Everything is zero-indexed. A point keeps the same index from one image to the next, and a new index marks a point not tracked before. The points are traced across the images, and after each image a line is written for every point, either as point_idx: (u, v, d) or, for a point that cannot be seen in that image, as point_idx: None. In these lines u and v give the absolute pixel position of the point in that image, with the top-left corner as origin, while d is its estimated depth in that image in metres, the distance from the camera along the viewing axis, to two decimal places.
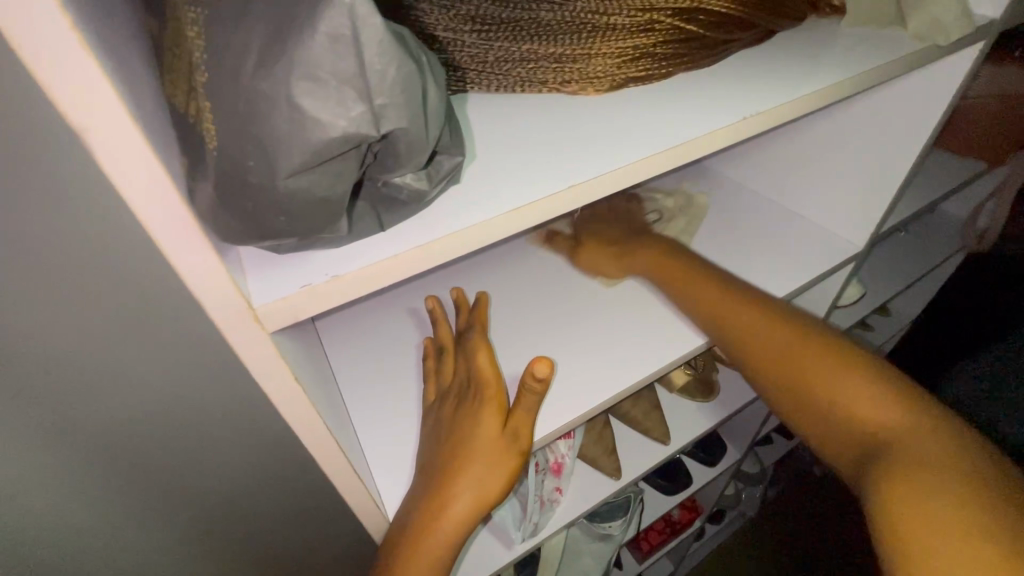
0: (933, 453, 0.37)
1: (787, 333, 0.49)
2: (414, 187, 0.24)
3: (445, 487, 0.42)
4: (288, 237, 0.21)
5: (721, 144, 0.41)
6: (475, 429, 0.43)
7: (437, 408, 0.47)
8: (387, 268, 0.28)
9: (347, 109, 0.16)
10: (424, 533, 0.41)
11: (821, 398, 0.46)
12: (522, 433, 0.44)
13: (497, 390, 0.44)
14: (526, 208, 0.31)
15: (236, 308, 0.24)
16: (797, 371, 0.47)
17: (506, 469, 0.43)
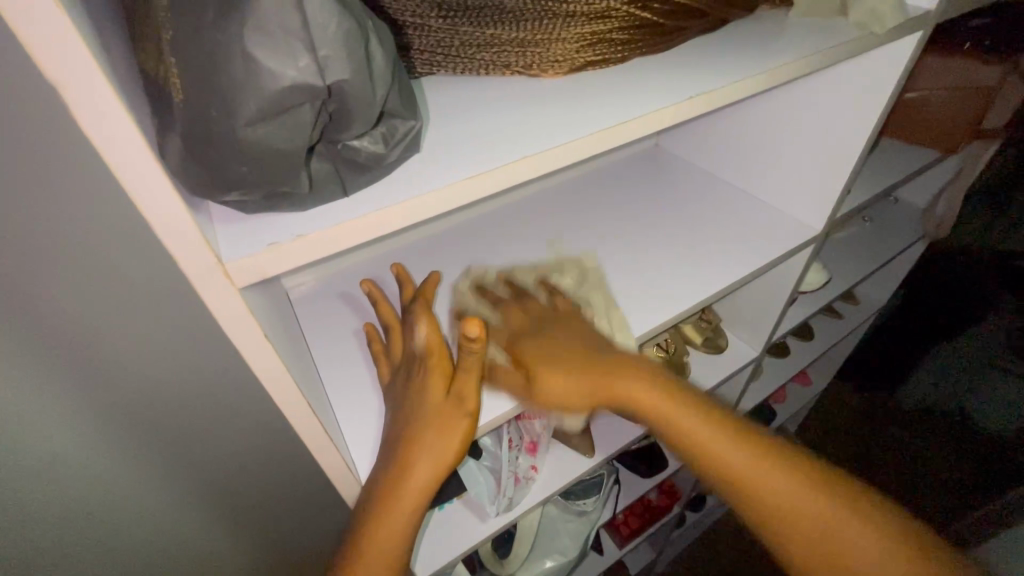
0: (874, 549, 0.40)
1: (708, 426, 0.45)
2: (371, 149, 0.27)
3: (402, 454, 0.43)
4: (250, 189, 0.23)
5: (671, 122, 0.44)
6: (424, 397, 0.45)
7: (392, 383, 0.49)
8: (349, 229, 0.29)
9: (296, 63, 0.19)
10: (388, 497, 0.43)
11: (760, 503, 0.43)
12: (468, 396, 0.45)
13: (440, 357, 0.46)
14: (481, 176, 0.33)
15: (207, 262, 0.26)
16: (740, 487, 0.44)
17: (457, 434, 0.44)
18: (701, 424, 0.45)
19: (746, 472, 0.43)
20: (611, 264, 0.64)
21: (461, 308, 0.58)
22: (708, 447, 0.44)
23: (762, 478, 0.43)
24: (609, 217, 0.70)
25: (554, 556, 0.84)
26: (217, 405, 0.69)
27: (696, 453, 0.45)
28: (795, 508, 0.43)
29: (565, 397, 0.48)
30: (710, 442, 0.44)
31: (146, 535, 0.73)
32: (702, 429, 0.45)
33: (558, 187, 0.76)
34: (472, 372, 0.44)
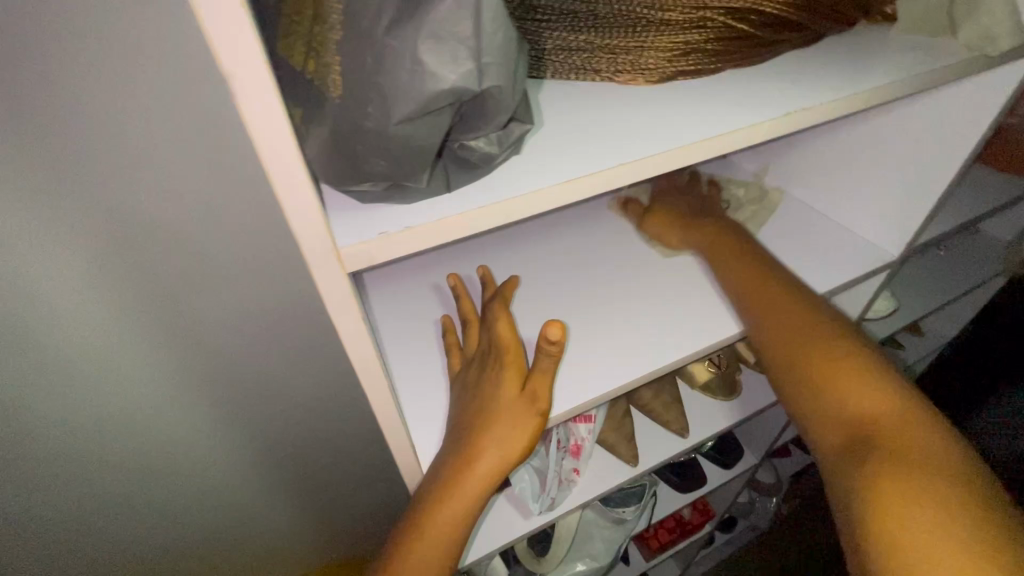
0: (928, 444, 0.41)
1: (810, 326, 0.49)
2: (485, 150, 0.28)
3: (470, 444, 0.45)
4: (377, 182, 0.24)
5: (764, 136, 0.43)
6: (497, 391, 0.46)
7: (462, 375, 0.50)
8: (451, 224, 0.30)
9: (457, 67, 0.20)
10: (450, 485, 0.44)
11: (832, 396, 0.46)
12: (541, 394, 0.46)
13: (517, 355, 0.47)
14: (578, 181, 0.34)
15: (325, 247, 0.28)
16: (811, 360, 0.48)
17: (527, 429, 0.45)
18: (811, 330, 0.49)
19: (796, 329, 0.49)
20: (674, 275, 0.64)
21: (525, 306, 0.59)
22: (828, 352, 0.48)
23: (874, 403, 0.44)
24: (672, 227, 0.70)
25: (584, 560, 0.84)
26: (282, 374, 0.74)
27: (790, 354, 0.49)
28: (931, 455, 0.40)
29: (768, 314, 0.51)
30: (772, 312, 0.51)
31: (208, 475, 0.80)
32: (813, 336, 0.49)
33: (621, 192, 0.76)
34: (548, 371, 0.45)
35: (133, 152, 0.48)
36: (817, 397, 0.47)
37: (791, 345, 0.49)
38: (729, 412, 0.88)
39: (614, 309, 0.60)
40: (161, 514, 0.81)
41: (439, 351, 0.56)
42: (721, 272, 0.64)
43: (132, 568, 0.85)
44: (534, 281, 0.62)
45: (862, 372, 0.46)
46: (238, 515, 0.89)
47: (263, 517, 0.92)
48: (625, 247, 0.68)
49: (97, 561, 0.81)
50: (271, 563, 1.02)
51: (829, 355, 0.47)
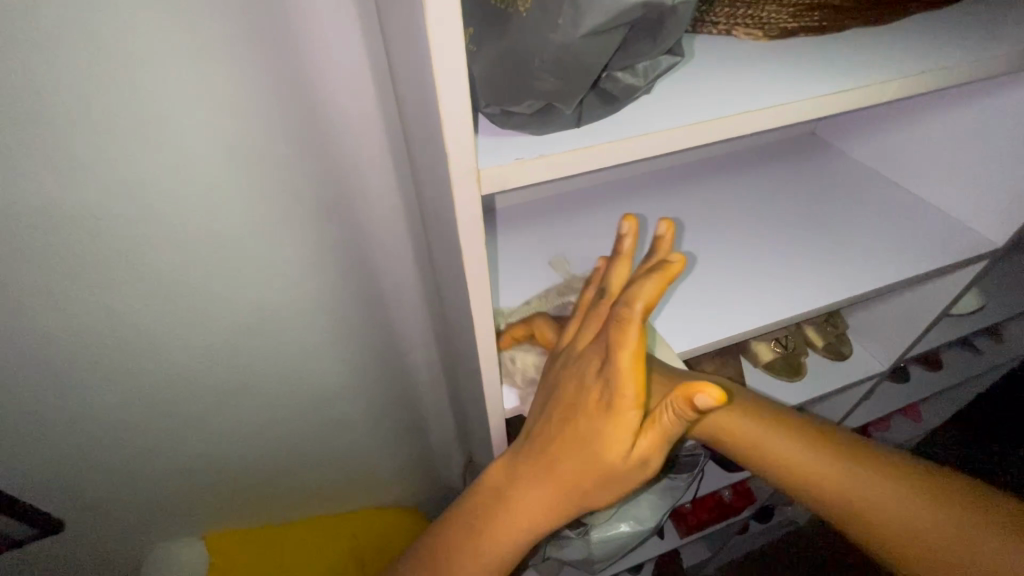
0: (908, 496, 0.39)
1: (765, 432, 0.45)
2: (629, 82, 0.29)
3: (555, 479, 0.43)
4: (537, 99, 0.26)
5: (887, 97, 0.42)
6: (600, 435, 0.40)
7: (577, 367, 0.44)
8: (583, 155, 0.32)
9: None
10: (524, 500, 0.45)
11: (811, 488, 0.42)
12: (652, 457, 0.39)
13: (635, 406, 0.38)
14: (708, 123, 0.34)
15: (468, 166, 0.30)
16: (768, 463, 0.44)
17: (610, 486, 0.42)
18: (775, 442, 0.44)
19: (736, 426, 0.46)
20: (755, 247, 0.63)
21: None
22: (801, 463, 0.42)
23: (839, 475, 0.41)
24: (755, 201, 0.69)
25: (629, 521, 0.86)
26: (361, 312, 0.78)
27: (737, 444, 0.46)
28: (916, 509, 0.39)
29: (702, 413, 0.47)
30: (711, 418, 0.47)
31: (287, 398, 0.87)
32: (773, 444, 0.44)
33: (702, 166, 0.76)
34: (666, 436, 0.38)
35: (260, 83, 0.52)
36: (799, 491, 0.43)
37: (739, 444, 0.45)
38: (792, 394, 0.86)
39: (695, 274, 0.61)
40: (244, 429, 0.89)
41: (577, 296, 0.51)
42: (806, 246, 0.63)
43: (215, 476, 0.95)
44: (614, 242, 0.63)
45: (839, 473, 0.41)
46: (307, 441, 0.97)
47: (329, 445, 0.99)
48: (706, 217, 0.68)
49: (186, 468, 0.90)
50: (330, 491, 1.10)
51: (801, 463, 0.43)
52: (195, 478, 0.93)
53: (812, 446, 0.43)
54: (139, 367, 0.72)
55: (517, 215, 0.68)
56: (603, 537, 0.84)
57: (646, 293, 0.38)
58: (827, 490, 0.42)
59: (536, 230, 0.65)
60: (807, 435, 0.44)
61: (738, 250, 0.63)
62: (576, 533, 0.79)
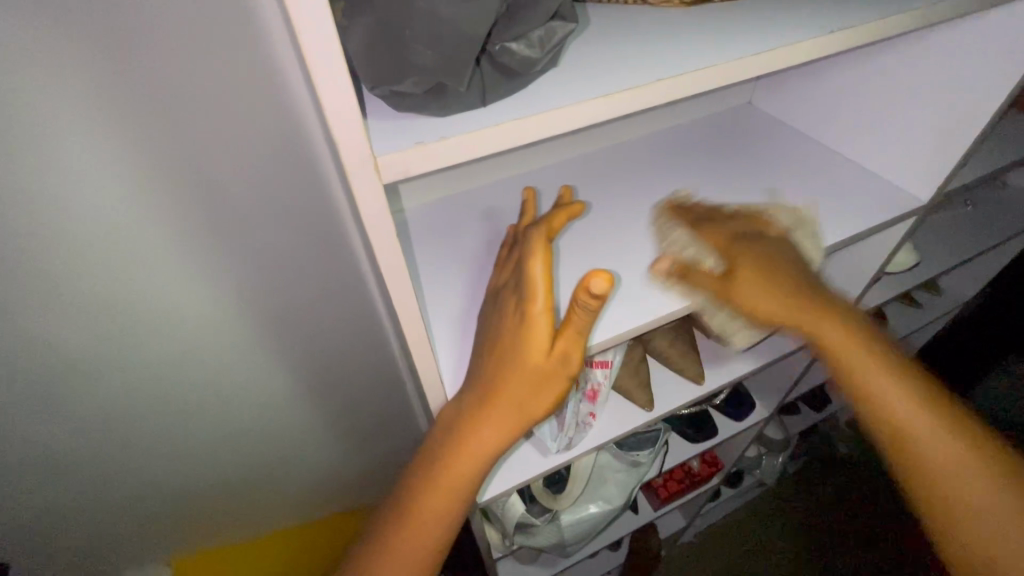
0: (919, 396, 0.47)
1: (878, 365, 0.48)
2: (525, 54, 0.27)
3: (487, 408, 0.43)
4: (424, 78, 0.24)
5: (808, 58, 0.41)
6: (519, 343, 0.42)
7: (495, 303, 0.47)
8: (487, 136, 0.30)
9: None
10: (465, 437, 0.44)
11: (861, 390, 0.48)
12: (572, 354, 0.42)
13: (547, 306, 0.41)
14: (620, 94, 0.33)
15: (362, 152, 0.27)
16: (841, 367, 0.49)
17: (546, 392, 0.44)
18: (869, 360, 0.48)
19: (797, 318, 0.50)
20: (695, 221, 0.63)
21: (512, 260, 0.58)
22: (887, 398, 0.47)
23: (898, 387, 0.47)
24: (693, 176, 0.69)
25: (598, 502, 0.86)
26: (302, 319, 0.75)
27: (827, 355, 0.50)
28: (910, 404, 0.46)
29: (757, 304, 0.52)
30: (778, 315, 0.51)
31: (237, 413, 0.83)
32: (902, 402, 0.46)
33: (639, 144, 0.76)
34: (579, 332, 0.41)
35: None
36: (859, 394, 0.48)
37: (757, 309, 0.52)
38: (745, 362, 0.88)
39: (637, 253, 0.60)
40: (196, 451, 0.84)
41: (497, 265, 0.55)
42: None
43: (170, 502, 0.90)
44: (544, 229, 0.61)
45: (948, 443, 0.45)
46: (263, 455, 0.93)
47: (291, 457, 0.96)
48: (646, 194, 0.67)
49: (133, 496, 0.85)
50: (299, 503, 1.07)
51: (874, 394, 0.47)
52: (146, 505, 0.88)
53: (874, 377, 0.47)
54: (62, 397, 0.66)
55: (427, 217, 0.65)
56: (572, 520, 0.85)
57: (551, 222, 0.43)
58: (867, 380, 0.48)
59: (460, 229, 0.63)
60: (870, 343, 0.49)
61: (678, 225, 0.63)
62: (542, 522, 0.80)
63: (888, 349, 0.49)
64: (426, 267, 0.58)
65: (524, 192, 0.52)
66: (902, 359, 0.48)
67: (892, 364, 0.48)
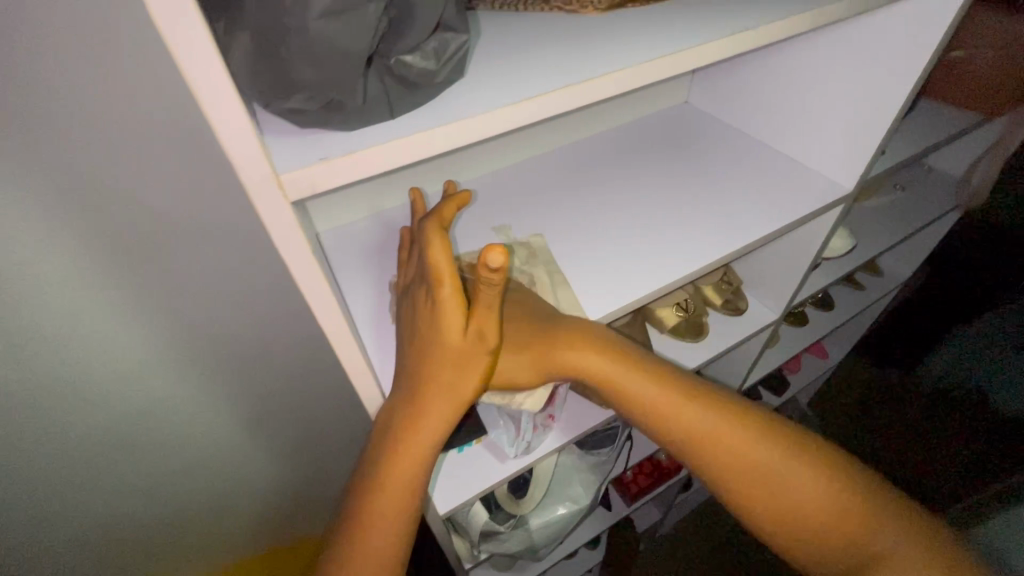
0: (806, 485, 0.46)
1: (701, 416, 0.48)
2: (421, 66, 0.27)
3: (423, 390, 0.45)
4: (314, 95, 0.24)
5: (716, 59, 0.42)
6: (439, 325, 0.43)
7: (411, 296, 0.48)
8: (394, 148, 0.30)
9: None
10: (405, 425, 0.45)
11: (758, 492, 0.47)
12: (488, 330, 0.43)
13: (452, 286, 0.41)
14: (528, 101, 0.33)
15: (263, 172, 0.27)
16: (715, 465, 0.48)
17: (476, 371, 0.45)
18: (699, 417, 0.48)
19: (699, 421, 0.47)
20: (634, 220, 0.65)
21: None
22: (722, 443, 0.47)
23: (771, 472, 0.47)
24: (630, 178, 0.71)
25: (566, 503, 0.86)
26: (251, 342, 0.73)
27: (685, 447, 0.48)
28: (798, 486, 0.46)
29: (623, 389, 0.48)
30: (695, 426, 0.48)
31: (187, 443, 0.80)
32: (738, 451, 0.47)
33: (577, 147, 0.77)
34: (489, 309, 0.42)
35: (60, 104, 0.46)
36: (733, 484, 0.48)
37: (680, 429, 0.48)
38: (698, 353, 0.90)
39: (578, 255, 0.61)
40: (151, 487, 0.81)
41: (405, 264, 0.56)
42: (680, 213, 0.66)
43: (125, 542, 0.86)
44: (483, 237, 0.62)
45: (789, 480, 0.46)
46: (220, 485, 0.90)
47: (253, 484, 0.93)
48: (586, 196, 0.69)
49: (79, 541, 0.81)
50: (267, 531, 1.04)
51: (731, 453, 0.47)
52: (95, 549, 0.84)
53: (690, 413, 0.48)
54: None
55: (351, 236, 0.66)
56: (540, 523, 0.85)
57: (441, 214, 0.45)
58: (730, 461, 0.47)
59: (387, 247, 0.64)
60: (744, 423, 0.48)
61: (617, 225, 0.65)
62: (506, 527, 0.79)
63: (692, 378, 0.50)
64: (353, 284, 0.59)
65: (410, 193, 0.53)
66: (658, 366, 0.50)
67: (723, 408, 0.48)
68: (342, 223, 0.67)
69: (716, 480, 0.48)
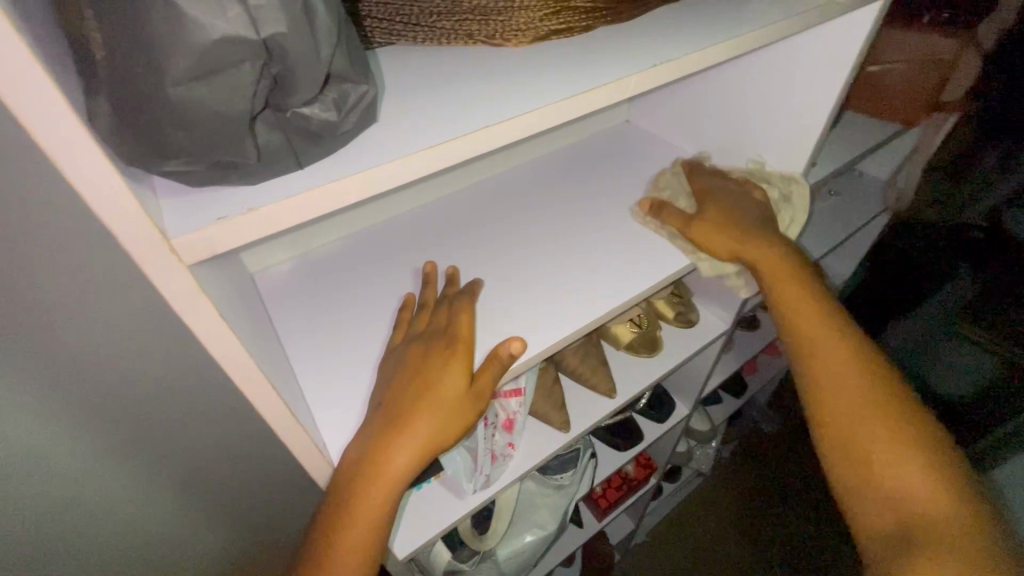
0: (931, 493, 0.48)
1: (854, 380, 0.54)
2: (322, 117, 0.25)
3: (405, 424, 0.43)
4: (195, 159, 0.22)
5: (638, 91, 0.43)
6: (444, 378, 0.46)
7: (401, 350, 0.50)
8: (303, 201, 0.29)
9: (224, 13, 0.18)
10: (370, 467, 0.42)
11: (872, 464, 0.51)
12: (484, 391, 0.47)
13: (466, 351, 0.48)
14: (447, 145, 0.33)
15: (150, 237, 0.25)
16: (845, 428, 0.52)
17: (452, 427, 0.45)
18: (837, 359, 0.55)
19: (861, 386, 0.53)
20: (578, 244, 0.65)
21: (380, 318, 0.57)
22: (846, 386, 0.53)
23: (898, 459, 0.50)
24: (574, 201, 0.72)
25: (533, 530, 0.85)
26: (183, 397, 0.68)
27: (824, 409, 0.54)
28: (922, 489, 0.49)
29: (808, 351, 0.56)
30: (834, 386, 0.54)
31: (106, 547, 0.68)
32: (854, 397, 0.53)
33: (519, 171, 0.78)
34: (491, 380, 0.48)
35: None
36: (851, 445, 0.52)
37: (832, 391, 0.54)
38: (654, 368, 0.91)
39: (524, 283, 0.60)
40: None
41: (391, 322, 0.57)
42: (625, 233, 0.66)
43: None
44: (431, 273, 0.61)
45: (895, 447, 0.50)
46: None
47: None
48: (530, 222, 0.69)
49: None
50: None
51: (854, 396, 0.53)
52: None
53: (827, 352, 0.55)
54: None
55: (285, 276, 0.63)
56: (506, 553, 0.83)
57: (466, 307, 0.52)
58: (866, 428, 0.52)
59: (325, 285, 0.62)
60: (889, 410, 0.52)
61: (561, 250, 0.64)
62: (470, 565, 0.78)
63: (870, 349, 0.56)
64: (289, 327, 0.56)
65: (427, 264, 0.56)
66: (845, 327, 0.57)
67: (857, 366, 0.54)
68: (275, 261, 0.64)
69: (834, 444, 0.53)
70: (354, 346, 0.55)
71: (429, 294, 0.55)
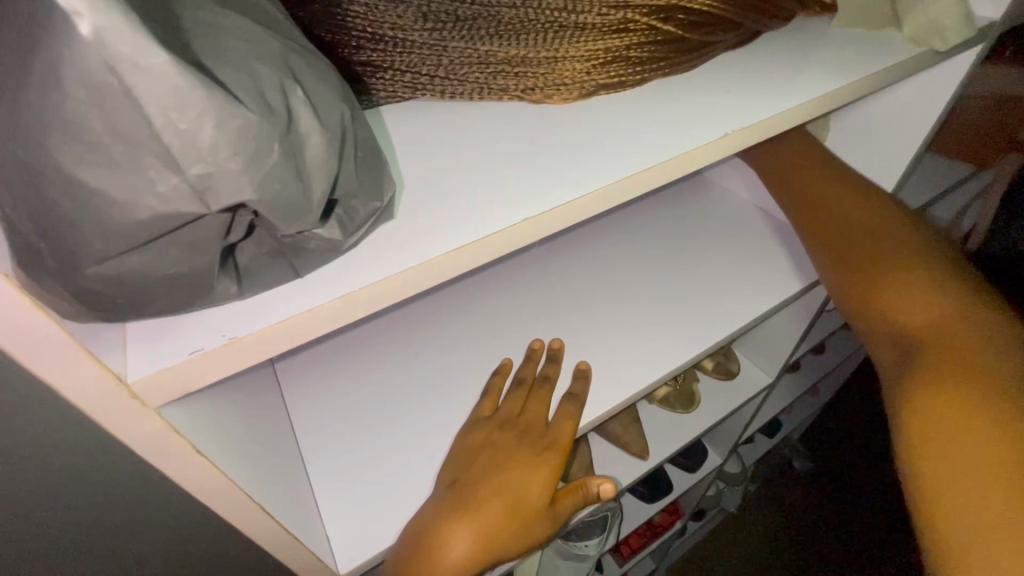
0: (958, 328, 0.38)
1: (877, 226, 0.47)
2: (323, 237, 0.21)
3: (479, 514, 0.40)
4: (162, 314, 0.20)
5: (701, 164, 0.38)
6: (531, 483, 0.43)
7: (488, 429, 0.45)
8: (304, 324, 0.23)
9: (161, 183, 0.16)
10: (432, 556, 0.38)
11: (900, 299, 0.42)
12: (557, 512, 0.45)
13: (558, 462, 0.45)
14: (479, 245, 0.28)
15: (103, 386, 0.20)
16: (865, 268, 0.46)
17: (518, 530, 0.41)
18: (859, 213, 0.49)
19: (880, 232, 0.47)
20: (617, 298, 0.58)
21: (389, 382, 0.51)
22: (884, 247, 0.46)
23: (924, 296, 0.41)
24: (610, 244, 0.64)
25: None
26: None
27: (843, 254, 0.48)
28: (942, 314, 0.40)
29: (824, 205, 0.52)
30: (843, 228, 0.49)
31: None
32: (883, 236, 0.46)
33: None
34: (565, 507, 0.46)
35: None
36: (871, 287, 0.44)
37: (846, 237, 0.48)
38: (691, 425, 0.83)
39: None
40: None
41: (474, 374, 0.51)
42: (671, 290, 0.59)
43: None
44: (451, 332, 0.54)
45: (922, 299, 0.42)
46: None
47: None
48: (562, 265, 0.60)
49: None
50: None
51: (879, 250, 0.46)
52: None
53: (838, 211, 0.50)
54: None
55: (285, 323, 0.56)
56: None
57: (566, 412, 0.47)
58: (885, 265, 0.45)
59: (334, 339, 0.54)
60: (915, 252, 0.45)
61: (596, 303, 0.57)
62: None
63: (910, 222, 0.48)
64: (299, 417, 0.48)
65: (539, 342, 0.51)
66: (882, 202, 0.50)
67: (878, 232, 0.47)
68: None
69: (855, 288, 0.46)
70: (372, 440, 0.47)
71: (529, 371, 0.49)
